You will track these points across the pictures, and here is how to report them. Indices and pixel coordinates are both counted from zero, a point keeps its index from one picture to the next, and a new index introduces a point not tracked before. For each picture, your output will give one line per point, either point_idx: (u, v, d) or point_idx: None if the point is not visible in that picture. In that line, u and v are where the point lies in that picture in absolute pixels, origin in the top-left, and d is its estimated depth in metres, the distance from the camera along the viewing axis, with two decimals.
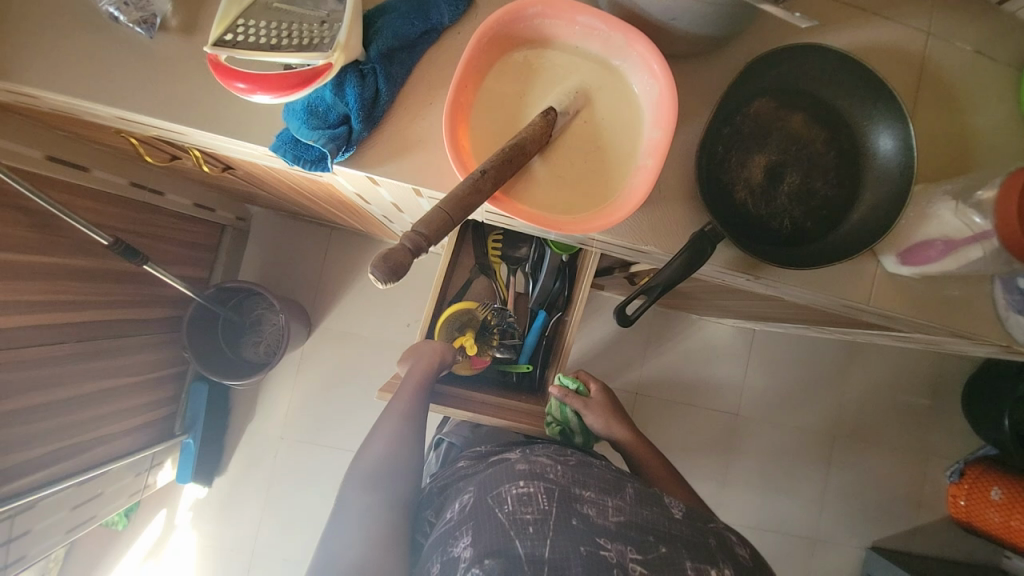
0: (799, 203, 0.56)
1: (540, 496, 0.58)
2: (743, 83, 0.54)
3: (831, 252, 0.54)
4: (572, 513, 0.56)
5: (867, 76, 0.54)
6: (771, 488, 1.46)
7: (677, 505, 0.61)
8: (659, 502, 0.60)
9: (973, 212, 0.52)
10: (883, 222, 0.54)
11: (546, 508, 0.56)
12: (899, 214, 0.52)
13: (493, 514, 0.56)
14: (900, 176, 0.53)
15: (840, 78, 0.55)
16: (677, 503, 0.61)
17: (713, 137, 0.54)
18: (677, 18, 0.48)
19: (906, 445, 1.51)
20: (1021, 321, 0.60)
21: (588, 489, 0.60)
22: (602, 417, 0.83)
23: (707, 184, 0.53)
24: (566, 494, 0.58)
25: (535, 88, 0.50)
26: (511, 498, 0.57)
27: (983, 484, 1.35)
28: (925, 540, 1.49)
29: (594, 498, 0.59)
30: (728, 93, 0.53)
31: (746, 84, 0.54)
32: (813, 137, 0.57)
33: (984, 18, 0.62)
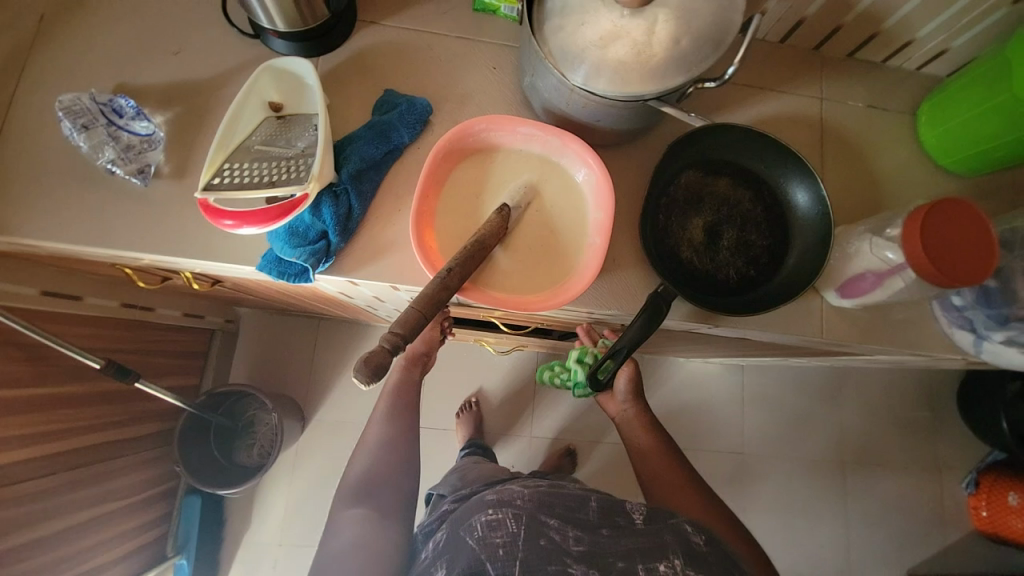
0: (740, 254, 0.63)
1: (508, 520, 0.59)
2: (670, 161, 0.62)
3: (779, 294, 0.60)
4: (540, 534, 0.58)
5: (773, 142, 0.62)
6: (790, 527, 1.43)
7: (639, 510, 0.63)
8: (621, 512, 0.63)
9: (887, 247, 0.56)
10: (817, 262, 0.59)
11: (515, 531, 0.58)
12: (826, 256, 0.59)
13: (466, 543, 0.59)
14: (820, 222, 0.60)
15: (753, 146, 0.63)
16: (638, 508, 0.63)
17: (652, 209, 0.61)
18: (602, 118, 0.57)
19: (916, 462, 1.49)
20: (964, 334, 0.63)
21: (555, 514, 0.61)
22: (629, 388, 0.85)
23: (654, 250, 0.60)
24: (534, 518, 0.60)
25: (490, 188, 0.57)
26: (481, 525, 0.59)
27: (1001, 490, 1.36)
28: (963, 562, 1.43)
29: (559, 524, 0.59)
30: (655, 171, 0.61)
31: (671, 161, 0.62)
32: (740, 196, 0.64)
33: (869, 77, 0.72)
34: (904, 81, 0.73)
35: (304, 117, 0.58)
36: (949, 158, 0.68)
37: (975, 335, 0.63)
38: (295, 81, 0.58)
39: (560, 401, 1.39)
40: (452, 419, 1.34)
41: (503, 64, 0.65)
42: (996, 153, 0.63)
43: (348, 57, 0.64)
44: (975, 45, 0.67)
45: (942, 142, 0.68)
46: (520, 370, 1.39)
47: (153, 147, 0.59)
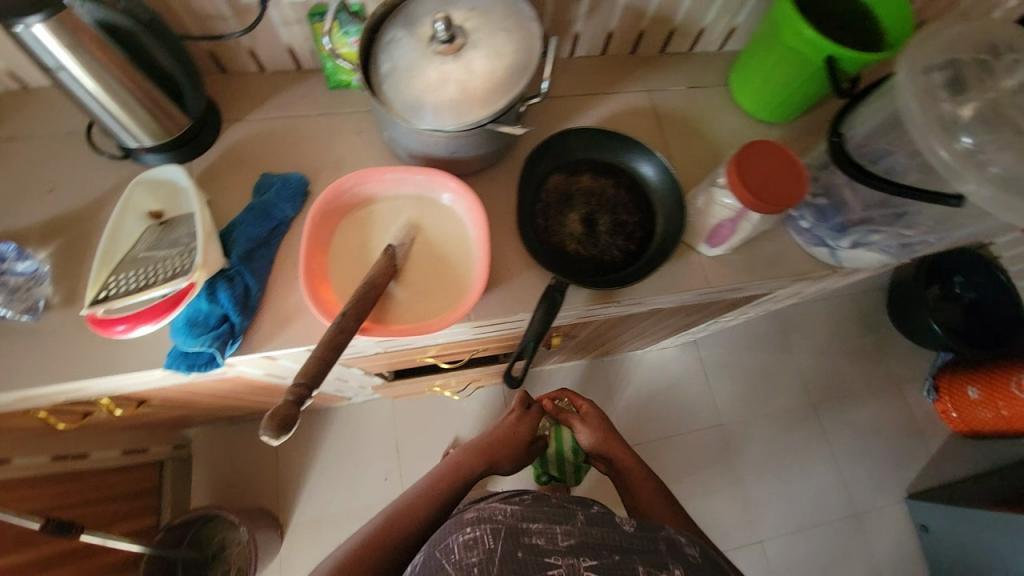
0: (618, 234, 0.70)
1: (485, 537, 0.59)
2: (532, 172, 0.69)
3: (658, 258, 0.66)
4: (519, 545, 0.57)
5: (615, 133, 0.71)
6: (787, 482, 1.46)
7: (629, 521, 0.63)
8: (611, 521, 0.62)
9: (724, 195, 0.63)
10: (679, 222, 0.67)
11: (492, 547, 0.57)
12: (685, 217, 0.67)
13: (441, 567, 0.57)
14: (673, 189, 0.69)
15: (600, 141, 0.72)
16: (628, 518, 0.63)
17: (529, 217, 0.68)
18: (458, 149, 0.63)
19: (877, 384, 1.58)
20: (822, 250, 0.70)
21: (537, 520, 0.62)
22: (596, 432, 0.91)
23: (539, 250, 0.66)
24: (514, 530, 0.59)
25: (376, 232, 0.62)
26: (458, 547, 0.58)
27: (960, 386, 1.45)
28: (948, 464, 1.50)
29: (543, 528, 0.60)
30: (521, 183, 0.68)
31: (533, 171, 0.70)
32: (604, 185, 0.72)
33: (685, 64, 0.84)
34: (715, 60, 0.85)
35: (183, 216, 0.60)
36: (765, 113, 0.80)
37: (829, 248, 0.69)
38: (169, 186, 0.62)
39: None
40: None
41: (366, 127, 0.72)
42: (795, 99, 0.75)
43: (222, 154, 0.69)
44: (753, 21, 0.81)
45: (754, 102, 0.79)
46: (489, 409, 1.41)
47: (40, 282, 0.60)
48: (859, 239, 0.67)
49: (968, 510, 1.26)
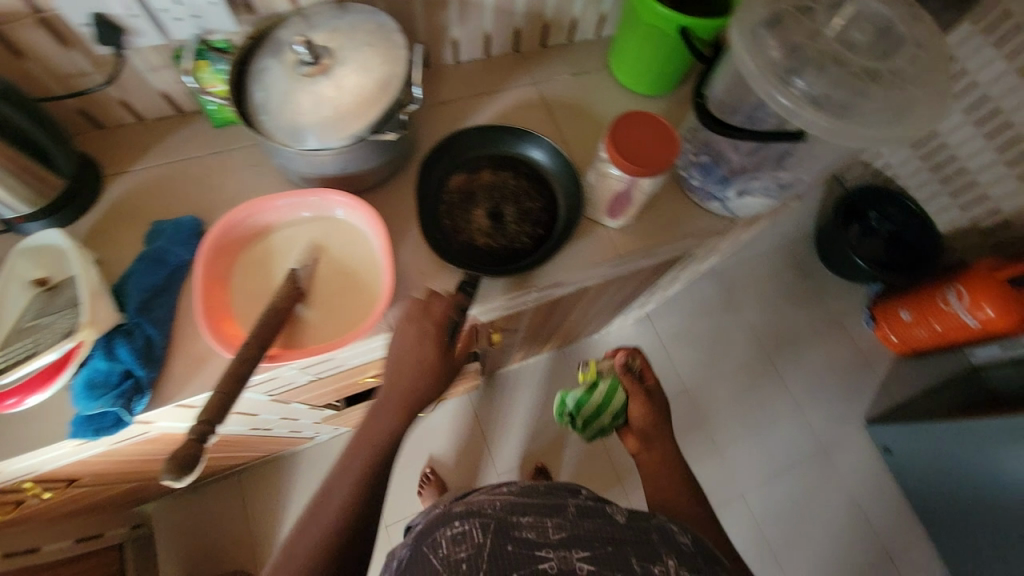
0: (524, 222, 0.72)
1: (475, 531, 0.57)
2: (430, 178, 0.71)
3: (564, 239, 0.69)
4: (509, 539, 0.57)
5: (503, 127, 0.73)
6: (756, 432, 1.52)
7: (620, 512, 0.63)
8: (602, 513, 0.62)
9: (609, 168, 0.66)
10: (578, 201, 0.71)
11: (480, 541, 0.56)
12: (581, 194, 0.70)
13: (429, 562, 0.56)
14: (567, 169, 0.71)
15: (493, 136, 0.74)
16: (619, 509, 0.64)
17: (433, 222, 0.69)
18: (347, 164, 0.64)
19: (822, 323, 1.67)
20: (714, 205, 0.74)
21: (527, 513, 0.61)
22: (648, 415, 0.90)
23: (449, 251, 0.67)
24: (503, 524, 0.58)
25: (277, 258, 0.62)
26: (446, 541, 0.57)
27: (893, 311, 1.55)
28: (897, 385, 1.60)
29: (533, 520, 0.59)
30: (420, 189, 0.69)
31: (431, 176, 0.71)
32: (504, 177, 0.74)
33: (566, 52, 0.88)
34: (594, 44, 0.89)
35: (69, 279, 0.57)
36: (646, 88, 0.83)
37: (720, 201, 0.73)
38: (48, 251, 0.59)
39: (509, 429, 1.42)
40: (417, 501, 1.33)
41: (257, 158, 0.72)
42: (668, 71, 0.79)
43: (109, 210, 0.67)
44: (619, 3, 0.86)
45: (634, 79, 0.83)
46: (460, 420, 1.42)
47: None
48: (741, 188, 0.71)
49: (920, 425, 1.35)
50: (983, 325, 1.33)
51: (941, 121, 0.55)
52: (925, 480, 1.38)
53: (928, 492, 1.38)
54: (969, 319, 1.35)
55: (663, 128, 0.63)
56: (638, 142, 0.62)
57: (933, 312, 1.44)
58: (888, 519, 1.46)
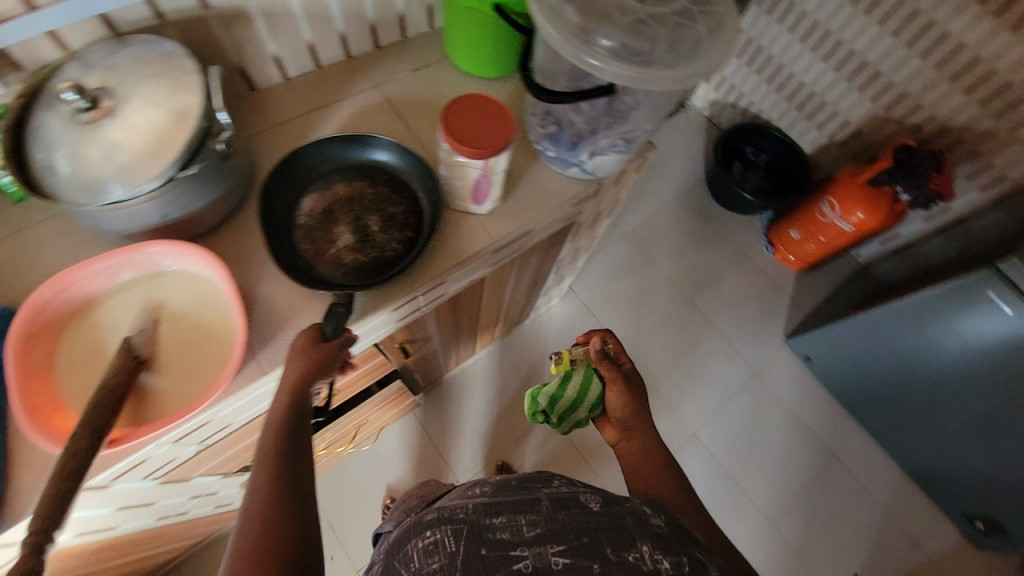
0: (389, 230, 0.69)
1: (446, 540, 0.52)
2: (278, 209, 0.67)
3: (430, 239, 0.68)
4: (483, 542, 0.51)
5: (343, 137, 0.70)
6: (695, 374, 1.59)
7: (594, 498, 0.58)
8: (576, 501, 0.57)
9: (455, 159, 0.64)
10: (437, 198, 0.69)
11: (452, 550, 0.50)
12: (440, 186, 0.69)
13: None
14: (419, 165, 0.70)
15: (339, 148, 0.70)
16: (594, 495, 0.58)
17: (292, 254, 0.65)
18: (168, 212, 0.58)
19: (731, 257, 1.76)
20: (574, 171, 0.76)
21: (501, 512, 0.55)
22: (626, 400, 0.79)
23: (312, 278, 0.64)
24: (475, 528, 0.52)
25: (111, 329, 0.57)
26: (417, 554, 0.51)
27: (785, 233, 1.67)
28: (806, 298, 1.72)
29: (507, 520, 0.54)
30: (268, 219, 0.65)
31: (278, 203, 0.67)
32: (359, 187, 0.71)
33: (404, 49, 0.86)
34: (431, 35, 0.88)
35: None
36: (489, 73, 0.83)
37: (577, 166, 0.75)
38: None
39: (460, 437, 1.39)
40: None
41: (73, 226, 0.64)
42: (503, 53, 0.79)
43: None
44: None
45: (475, 68, 0.82)
46: (409, 442, 1.37)
47: None
48: (593, 148, 0.73)
49: (826, 330, 1.45)
50: (857, 226, 1.47)
51: (734, 47, 0.58)
52: (851, 376, 1.47)
53: (860, 387, 1.46)
54: (845, 224, 1.48)
55: (497, 105, 0.63)
56: (477, 127, 0.62)
57: (816, 226, 1.56)
58: (826, 421, 1.56)
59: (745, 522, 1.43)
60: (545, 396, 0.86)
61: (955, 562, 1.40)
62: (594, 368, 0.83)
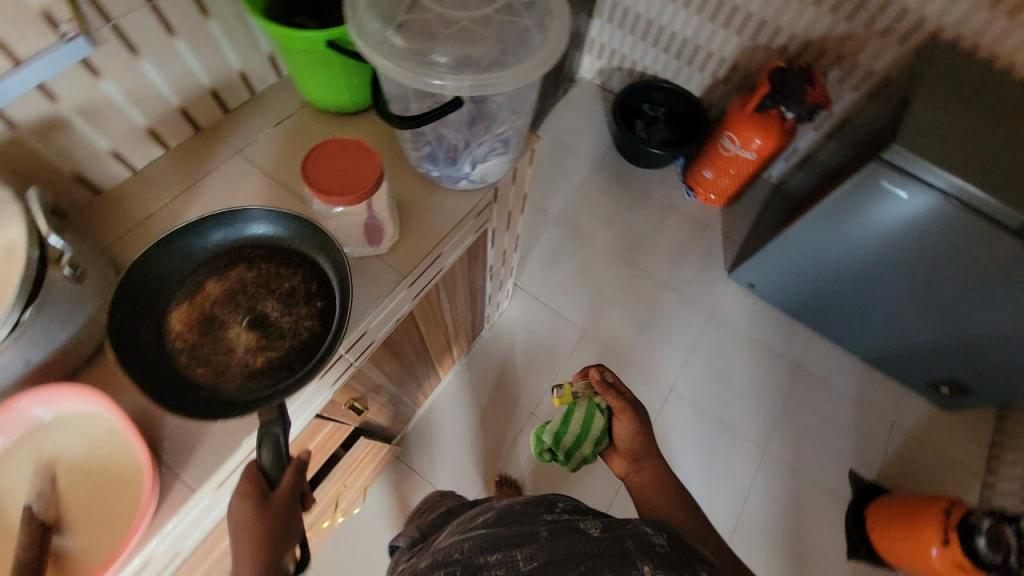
0: (285, 308, 0.64)
1: None
2: (149, 336, 0.60)
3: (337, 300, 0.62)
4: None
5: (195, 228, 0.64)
6: (658, 332, 1.60)
7: (594, 524, 0.54)
8: (575, 530, 0.53)
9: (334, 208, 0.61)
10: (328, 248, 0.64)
11: None
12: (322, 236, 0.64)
13: None
14: (291, 224, 0.65)
15: (189, 245, 0.64)
16: (594, 523, 0.54)
17: (184, 376, 0.59)
18: (32, 355, 0.53)
19: (661, 210, 1.80)
20: (465, 182, 0.76)
21: (496, 549, 0.53)
22: (632, 429, 0.81)
23: (220, 396, 0.59)
24: (470, 567, 0.52)
25: (5, 502, 0.52)
26: None
27: (700, 176, 1.72)
28: (736, 230, 1.78)
29: (504, 556, 0.52)
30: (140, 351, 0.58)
31: (147, 334, 0.60)
32: (234, 274, 0.65)
33: (261, 109, 0.83)
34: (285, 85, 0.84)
35: None
36: (352, 106, 0.82)
37: (466, 177, 0.75)
38: None
39: (450, 466, 1.36)
40: None
41: None
42: (357, 85, 0.78)
43: None
44: None
45: (336, 106, 0.81)
46: (399, 489, 1.33)
47: None
48: (476, 157, 0.73)
49: (763, 253, 1.50)
50: (759, 152, 1.54)
51: (563, 43, 0.61)
52: (796, 292, 1.53)
53: (808, 299, 1.53)
54: (748, 153, 1.55)
55: (355, 144, 0.61)
56: (342, 169, 0.60)
57: (724, 162, 1.62)
58: (788, 337, 1.62)
59: (745, 456, 1.46)
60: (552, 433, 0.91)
61: (931, 430, 1.51)
62: (598, 402, 0.86)
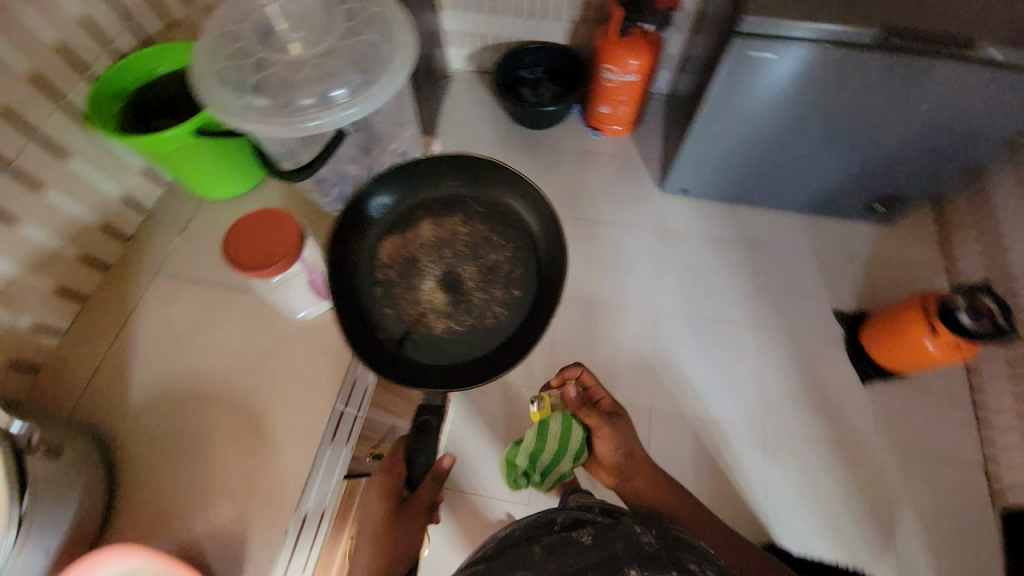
0: (483, 287, 0.81)
1: None
2: (343, 255, 0.81)
3: (524, 315, 0.80)
4: None
5: (460, 163, 0.87)
6: (623, 267, 1.65)
7: (587, 535, 0.80)
8: (574, 542, 0.78)
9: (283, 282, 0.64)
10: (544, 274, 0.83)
11: None
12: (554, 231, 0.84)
13: None
14: (526, 200, 0.87)
15: (396, 178, 0.86)
16: (587, 534, 0.80)
17: (378, 303, 0.80)
18: None
19: (578, 159, 1.85)
20: None
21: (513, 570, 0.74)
22: (619, 445, 1.00)
23: (407, 342, 0.77)
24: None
25: None
26: None
27: (599, 114, 1.79)
28: (651, 147, 1.85)
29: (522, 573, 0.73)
30: (342, 266, 0.80)
31: (356, 261, 0.82)
32: (446, 233, 0.85)
33: None
34: None
35: None
36: None
37: None
38: None
39: (494, 472, 1.39)
40: None
41: None
42: None
43: None
44: None
45: None
46: (458, 516, 1.34)
47: None
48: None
49: (681, 158, 1.58)
50: (640, 71, 1.60)
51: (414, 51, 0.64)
52: (727, 179, 1.62)
53: (737, 180, 1.62)
54: (631, 76, 1.61)
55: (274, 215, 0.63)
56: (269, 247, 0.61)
57: (614, 92, 1.69)
58: (736, 221, 1.71)
59: (744, 340, 1.53)
60: (529, 457, 1.07)
61: (885, 248, 1.63)
62: (571, 418, 1.02)
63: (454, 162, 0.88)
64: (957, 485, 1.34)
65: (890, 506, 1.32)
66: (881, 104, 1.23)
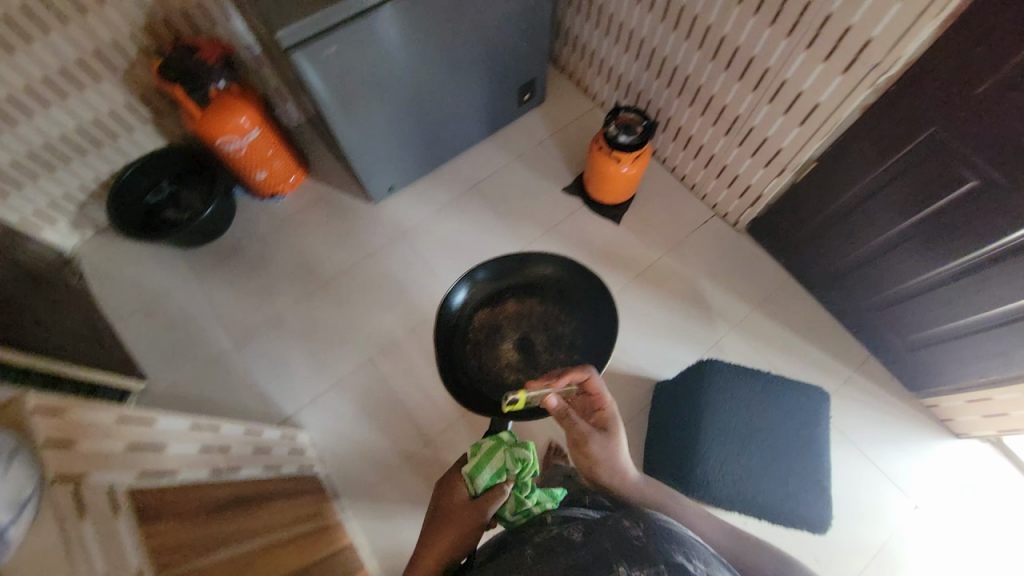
0: (549, 351, 1.17)
1: None
2: (446, 329, 1.14)
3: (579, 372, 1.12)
4: None
5: (509, 260, 1.18)
6: (396, 290, 1.61)
7: (577, 531, 0.64)
8: (560, 542, 0.63)
9: None
10: (596, 341, 1.14)
11: None
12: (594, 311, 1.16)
13: None
14: (574, 283, 1.18)
15: (484, 272, 1.18)
16: (577, 530, 0.64)
17: (467, 361, 1.14)
18: None
19: (280, 233, 1.68)
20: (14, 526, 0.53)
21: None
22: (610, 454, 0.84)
23: (490, 384, 1.13)
24: None
25: None
26: None
27: (263, 180, 1.60)
28: (334, 175, 1.77)
29: None
30: (444, 333, 1.13)
31: (453, 334, 1.15)
32: (518, 309, 1.20)
33: None
34: None
35: None
36: None
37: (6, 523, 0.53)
38: None
39: None
40: None
41: None
42: None
43: None
44: None
45: None
46: None
47: None
48: None
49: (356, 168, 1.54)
50: (256, 123, 1.44)
51: None
52: (410, 154, 1.63)
53: (418, 151, 1.65)
54: (253, 131, 1.44)
55: None
56: None
57: (255, 155, 1.51)
58: (448, 180, 1.76)
59: None
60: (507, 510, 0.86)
61: (555, 119, 1.86)
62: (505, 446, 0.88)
63: (538, 256, 1.19)
64: (711, 237, 1.66)
65: (693, 287, 1.60)
66: (448, 29, 1.34)
